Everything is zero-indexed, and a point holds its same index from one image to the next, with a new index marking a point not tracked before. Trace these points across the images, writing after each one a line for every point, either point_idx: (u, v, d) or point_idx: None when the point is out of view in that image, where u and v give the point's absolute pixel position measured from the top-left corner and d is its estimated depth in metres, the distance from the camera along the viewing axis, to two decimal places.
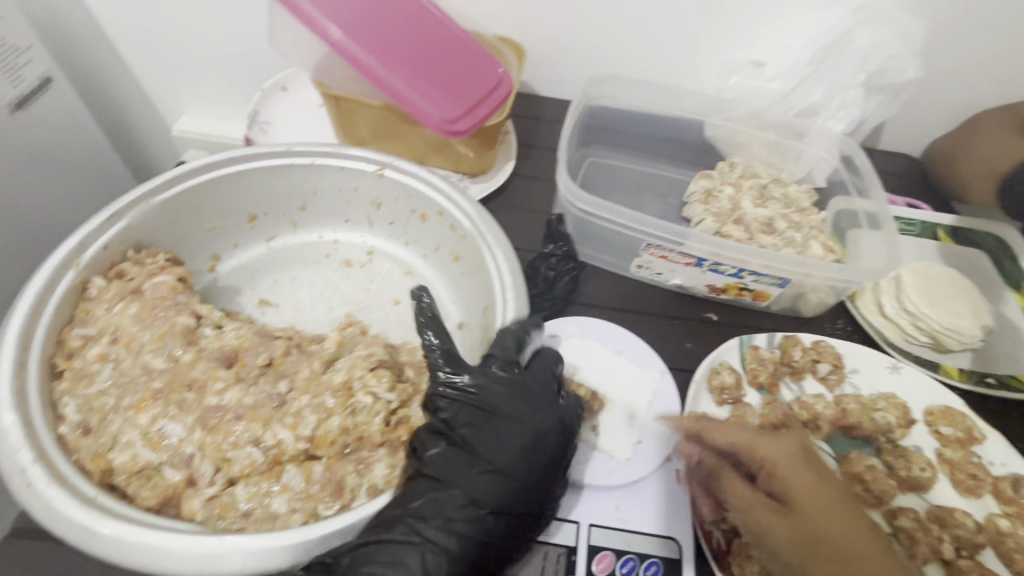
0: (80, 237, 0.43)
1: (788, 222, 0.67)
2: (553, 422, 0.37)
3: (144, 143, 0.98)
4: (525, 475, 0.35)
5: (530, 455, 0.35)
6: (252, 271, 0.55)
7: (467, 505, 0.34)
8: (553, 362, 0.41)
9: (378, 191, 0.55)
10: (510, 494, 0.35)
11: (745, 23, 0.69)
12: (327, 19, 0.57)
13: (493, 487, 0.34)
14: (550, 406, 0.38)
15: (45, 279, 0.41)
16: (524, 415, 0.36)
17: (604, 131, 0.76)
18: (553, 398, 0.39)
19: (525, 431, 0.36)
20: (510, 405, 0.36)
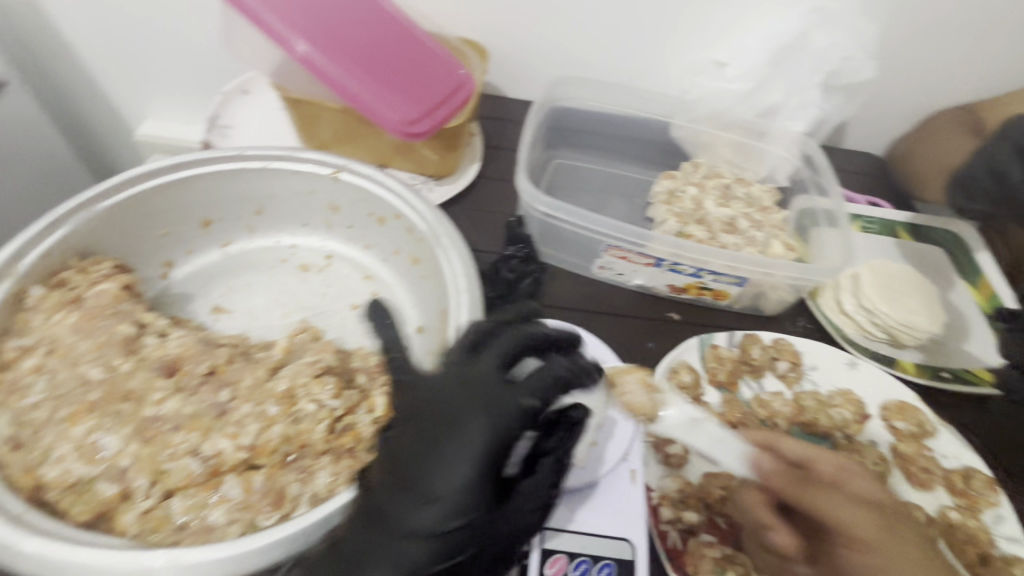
0: (15, 246, 0.42)
1: (750, 221, 0.67)
2: (484, 423, 0.35)
3: (108, 148, 0.96)
4: (456, 481, 0.34)
5: (459, 462, 0.34)
6: (206, 277, 0.54)
7: (402, 515, 0.34)
8: (503, 356, 0.38)
9: (335, 195, 0.55)
10: (442, 501, 0.34)
11: (706, 25, 0.70)
12: (282, 20, 0.56)
13: (429, 494, 0.34)
14: (490, 398, 0.36)
15: None
16: (458, 413, 0.35)
17: (572, 133, 0.76)
18: (494, 390, 0.36)
19: (458, 432, 0.35)
20: (441, 411, 0.36)
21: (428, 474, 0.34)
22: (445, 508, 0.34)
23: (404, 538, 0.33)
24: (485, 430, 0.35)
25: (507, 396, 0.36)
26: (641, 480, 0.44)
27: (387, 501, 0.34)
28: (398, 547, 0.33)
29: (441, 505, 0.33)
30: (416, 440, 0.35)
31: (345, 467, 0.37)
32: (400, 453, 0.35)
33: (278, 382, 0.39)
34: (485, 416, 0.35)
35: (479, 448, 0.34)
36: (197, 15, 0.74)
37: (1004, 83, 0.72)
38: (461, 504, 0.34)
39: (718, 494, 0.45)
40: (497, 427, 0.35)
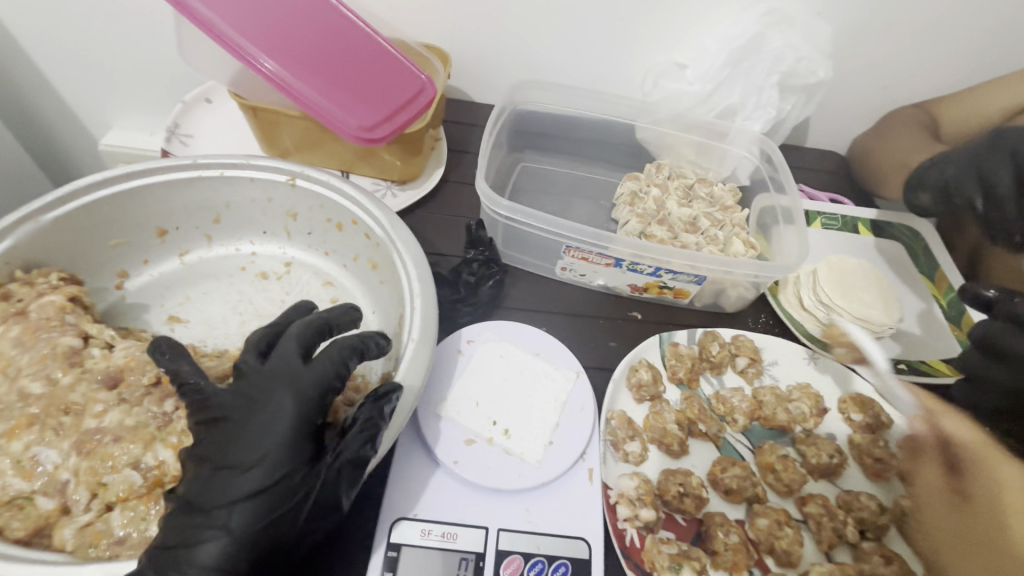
0: None
1: (712, 220, 0.68)
2: (285, 392, 0.35)
3: (72, 160, 0.95)
4: (264, 451, 0.33)
5: (263, 434, 0.33)
6: (163, 286, 0.53)
7: (217, 503, 0.32)
8: (294, 340, 0.38)
9: (292, 202, 0.54)
10: (255, 475, 0.32)
11: (664, 28, 0.71)
12: (234, 27, 0.56)
13: (241, 473, 0.33)
14: (292, 373, 0.36)
15: None
16: (259, 391, 0.35)
17: (536, 136, 0.77)
18: (294, 366, 0.36)
19: (263, 405, 0.34)
20: (238, 401, 0.35)
21: (235, 450, 0.33)
22: (258, 477, 0.32)
23: (220, 518, 0.32)
24: (289, 397, 0.35)
25: (307, 369, 0.36)
26: (598, 478, 0.45)
27: (198, 486, 0.33)
28: (218, 526, 0.31)
29: (253, 476, 0.32)
30: (224, 422, 0.34)
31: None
32: (207, 440, 0.34)
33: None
34: (287, 385, 0.35)
35: (285, 414, 0.34)
36: (156, 24, 0.73)
37: (955, 81, 0.74)
38: (277, 468, 0.33)
39: (675, 491, 0.45)
40: (302, 391, 0.35)
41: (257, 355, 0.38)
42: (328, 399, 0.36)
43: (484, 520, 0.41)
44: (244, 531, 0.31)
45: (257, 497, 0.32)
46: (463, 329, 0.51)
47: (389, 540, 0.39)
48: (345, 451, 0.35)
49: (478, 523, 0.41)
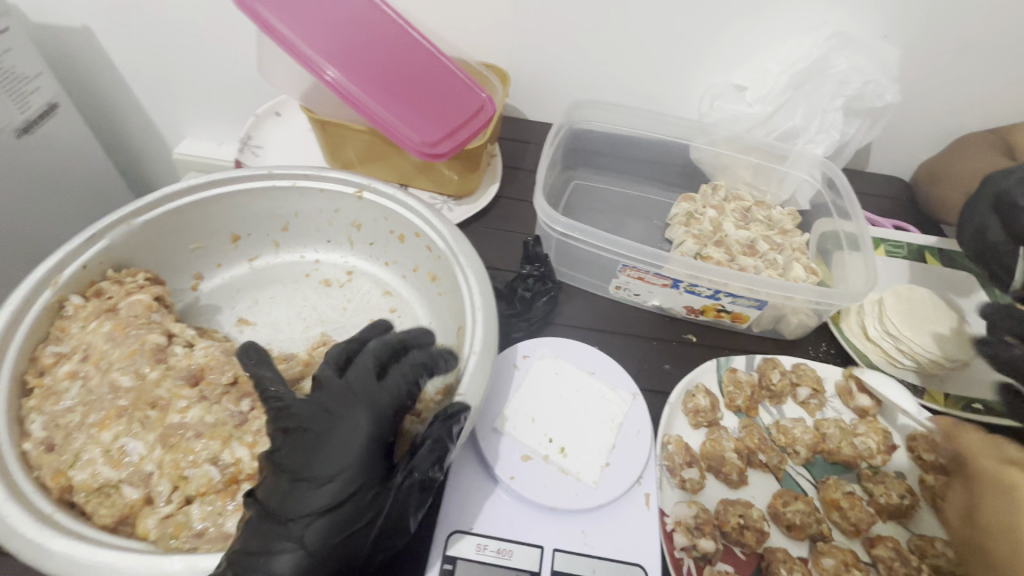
0: (60, 256, 0.44)
1: (770, 243, 0.67)
2: (362, 410, 0.36)
3: (148, 168, 1.01)
4: (341, 466, 0.34)
5: (342, 449, 0.35)
6: (233, 289, 0.56)
7: (295, 515, 0.33)
8: (372, 357, 0.39)
9: (357, 213, 0.56)
10: (333, 490, 0.34)
11: (722, 50, 0.71)
12: (312, 47, 0.58)
13: (321, 488, 0.34)
14: (368, 390, 0.37)
15: (21, 298, 0.41)
16: (338, 405, 0.37)
17: (590, 155, 0.78)
18: (370, 383, 0.38)
19: (342, 420, 0.36)
20: (316, 415, 0.36)
21: (314, 463, 0.34)
22: (336, 492, 0.34)
23: (298, 531, 0.33)
24: (366, 414, 0.36)
25: (382, 387, 0.38)
26: (655, 504, 0.44)
27: (275, 496, 0.34)
28: (295, 539, 0.32)
29: (332, 491, 0.34)
30: (303, 433, 0.36)
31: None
32: (285, 451, 0.35)
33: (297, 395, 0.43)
34: (364, 402, 0.37)
35: (362, 429, 0.36)
36: (234, 43, 0.78)
37: None
38: (353, 484, 0.34)
39: (735, 523, 0.44)
40: (378, 407, 0.37)
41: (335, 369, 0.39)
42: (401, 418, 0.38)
43: (540, 539, 0.41)
44: (321, 545, 0.32)
45: (334, 511, 0.34)
46: (518, 344, 0.52)
47: (445, 553, 0.40)
48: (418, 469, 0.36)
49: (533, 541, 0.41)
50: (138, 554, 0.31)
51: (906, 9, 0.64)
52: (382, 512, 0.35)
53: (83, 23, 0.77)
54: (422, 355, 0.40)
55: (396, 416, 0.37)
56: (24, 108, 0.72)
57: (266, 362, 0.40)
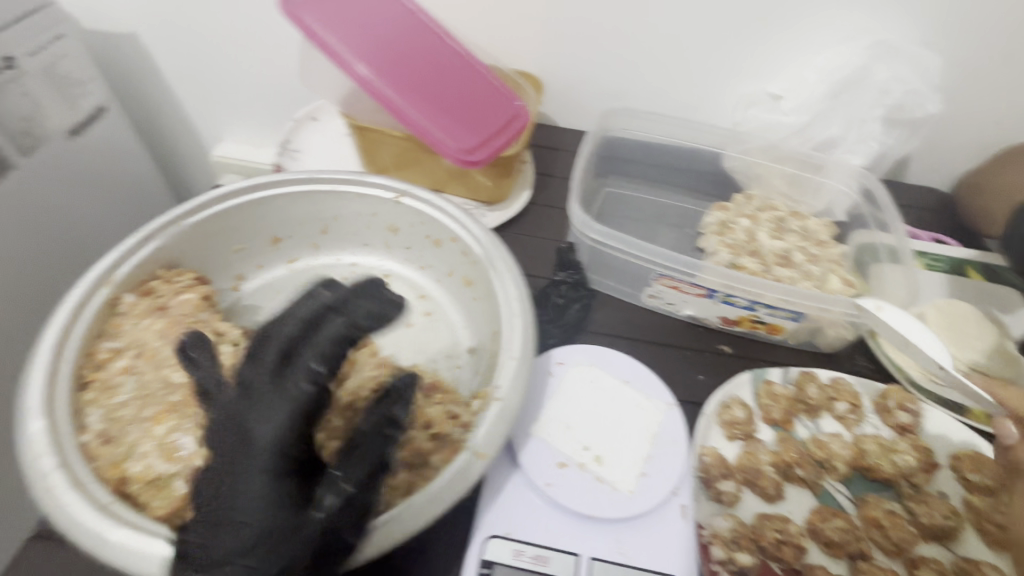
0: (116, 256, 0.46)
1: (806, 254, 0.66)
2: (264, 423, 0.34)
3: (185, 170, 1.04)
4: (253, 491, 0.33)
5: (250, 470, 0.34)
6: (274, 290, 0.57)
7: (214, 552, 0.32)
8: (269, 357, 0.37)
9: (395, 217, 0.57)
10: (245, 517, 0.33)
11: (757, 59, 0.71)
12: (354, 53, 0.60)
13: (238, 518, 0.33)
14: (267, 398, 0.35)
15: (80, 295, 0.43)
16: (242, 418, 0.35)
17: (622, 162, 0.77)
18: (267, 388, 0.36)
19: (248, 438, 0.34)
20: (227, 434, 0.35)
21: (229, 492, 0.33)
22: (249, 520, 0.33)
23: (216, 570, 0.31)
24: (269, 425, 0.34)
25: (281, 392, 0.35)
26: (690, 514, 0.44)
27: (196, 535, 0.33)
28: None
29: (247, 518, 0.33)
30: (217, 462, 0.35)
31: (403, 481, 0.39)
32: (206, 484, 0.34)
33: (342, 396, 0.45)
34: (264, 413, 0.35)
35: (266, 439, 0.34)
36: (275, 49, 0.80)
37: None
38: (271, 508, 0.33)
39: (772, 538, 0.43)
40: (280, 416, 0.35)
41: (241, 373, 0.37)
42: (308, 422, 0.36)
43: (576, 547, 0.41)
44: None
45: (251, 546, 0.32)
46: (553, 350, 0.52)
47: (483, 557, 0.40)
48: (342, 480, 0.35)
49: (570, 549, 0.41)
50: (145, 522, 0.34)
51: (952, 17, 0.63)
52: (313, 537, 0.33)
53: (131, 30, 0.81)
54: (326, 346, 0.37)
55: (303, 423, 0.35)
56: (74, 109, 0.76)
57: (202, 362, 0.40)
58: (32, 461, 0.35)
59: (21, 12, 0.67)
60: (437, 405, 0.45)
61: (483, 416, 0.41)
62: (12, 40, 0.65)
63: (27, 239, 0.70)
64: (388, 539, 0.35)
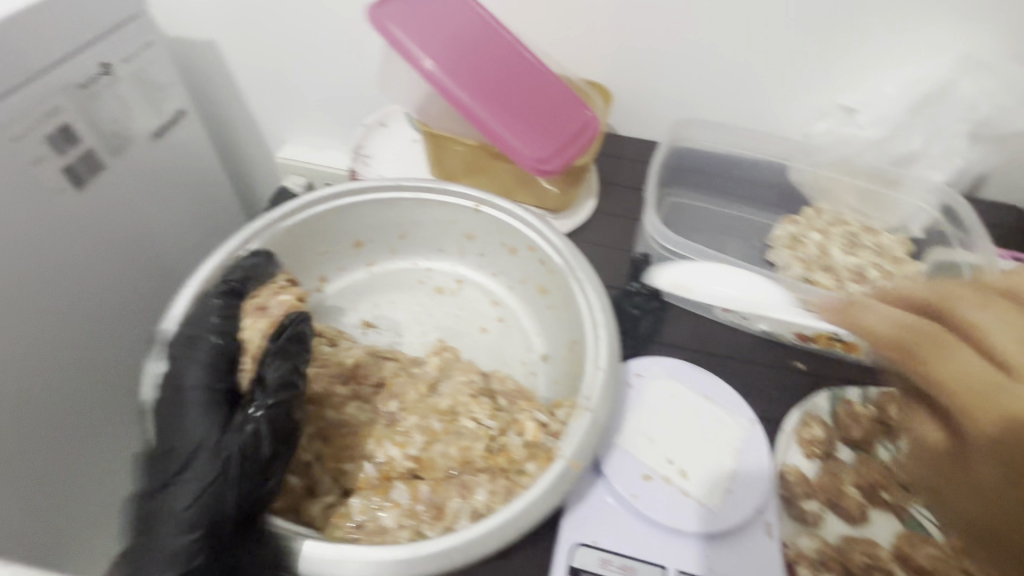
0: (219, 259, 0.49)
1: (881, 271, 0.65)
2: (189, 372, 0.41)
3: (251, 174, 1.08)
4: (185, 428, 0.39)
5: (178, 415, 0.40)
6: (355, 292, 0.59)
7: (166, 488, 0.37)
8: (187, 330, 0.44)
9: (473, 225, 0.59)
10: (181, 450, 0.38)
11: (829, 71, 0.70)
12: (436, 61, 0.61)
13: (176, 455, 0.38)
14: (185, 357, 0.42)
15: (191, 296, 0.47)
16: (170, 380, 0.42)
17: (688, 172, 0.77)
18: (186, 350, 0.43)
19: (177, 390, 0.41)
20: (163, 399, 0.41)
21: (166, 438, 0.39)
22: (184, 450, 0.38)
23: (169, 499, 0.37)
24: (191, 374, 0.41)
25: (198, 349, 0.43)
26: (776, 534, 0.43)
27: (150, 484, 0.38)
28: (169, 506, 0.36)
29: (183, 450, 0.38)
30: (157, 421, 0.41)
31: (501, 485, 0.40)
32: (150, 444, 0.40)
33: (442, 398, 0.45)
34: (188, 368, 0.42)
35: (196, 383, 0.41)
36: (348, 57, 0.83)
37: None
38: (200, 441, 0.38)
39: (861, 560, 0.43)
40: (198, 363, 0.42)
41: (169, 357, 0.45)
42: (218, 365, 0.42)
43: (664, 559, 0.41)
44: (185, 501, 0.36)
45: (191, 468, 0.37)
46: (631, 362, 0.52)
47: (571, 565, 0.40)
48: (253, 410, 0.39)
49: (659, 561, 0.41)
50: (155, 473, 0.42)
51: None
52: (228, 460, 0.37)
53: (210, 38, 0.85)
54: (219, 302, 0.46)
55: (219, 367, 0.42)
56: (158, 112, 0.79)
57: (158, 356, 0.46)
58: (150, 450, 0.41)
59: (122, 19, 0.70)
60: (527, 411, 0.44)
61: (572, 424, 0.41)
62: (110, 47, 0.68)
63: (110, 236, 0.73)
64: (494, 541, 0.36)
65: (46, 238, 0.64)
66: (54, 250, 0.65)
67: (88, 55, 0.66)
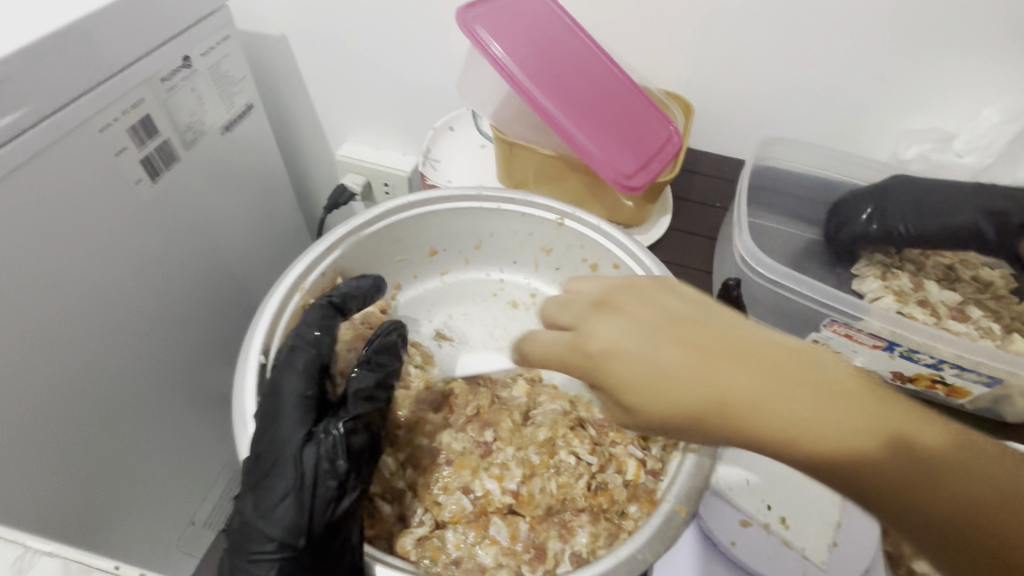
0: (306, 264, 0.51)
1: (983, 308, 0.60)
2: (289, 378, 0.42)
3: (309, 170, 1.08)
4: (283, 436, 0.40)
5: (276, 422, 0.40)
6: (428, 302, 0.60)
7: (266, 498, 0.38)
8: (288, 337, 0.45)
9: (552, 239, 0.59)
10: (280, 461, 0.39)
11: (933, 90, 0.65)
12: (521, 67, 0.59)
13: (275, 464, 0.39)
14: (286, 361, 0.43)
15: (280, 301, 0.48)
16: (269, 382, 0.42)
17: (767, 191, 0.73)
18: (286, 355, 0.43)
19: (276, 395, 0.41)
20: (261, 401, 0.42)
21: (263, 446, 0.40)
22: (284, 461, 0.39)
23: (270, 510, 0.38)
24: (290, 379, 0.42)
25: (297, 353, 0.43)
26: None
27: (249, 492, 0.39)
28: (270, 517, 0.38)
29: (283, 460, 0.39)
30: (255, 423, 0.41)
31: (603, 528, 0.43)
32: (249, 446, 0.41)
33: (539, 430, 0.48)
34: (286, 372, 0.42)
35: (291, 393, 0.41)
36: (418, 56, 0.81)
37: None
38: (287, 453, 0.39)
39: None
40: (297, 368, 0.43)
41: (265, 354, 0.45)
42: (314, 372, 0.43)
43: None
44: (286, 513, 0.38)
45: (289, 482, 0.38)
46: None
47: None
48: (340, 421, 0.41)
49: None
50: None
51: None
52: (308, 472, 0.39)
53: (281, 32, 0.84)
54: (319, 313, 0.47)
55: (314, 375, 0.43)
56: (230, 107, 0.79)
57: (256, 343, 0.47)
58: None
59: (205, 13, 0.70)
60: (622, 446, 0.47)
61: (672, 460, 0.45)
62: (191, 40, 0.68)
63: (178, 228, 0.73)
64: None
65: (123, 229, 0.64)
66: (127, 240, 0.65)
67: (172, 49, 0.66)
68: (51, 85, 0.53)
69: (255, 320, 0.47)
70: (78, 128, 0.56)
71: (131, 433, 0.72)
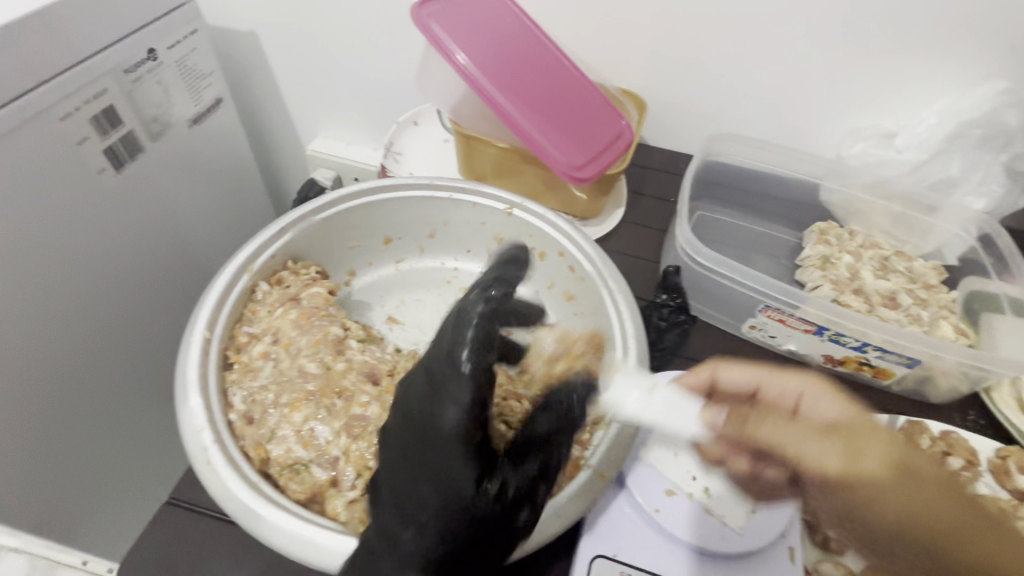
0: (255, 248, 0.53)
1: (914, 297, 0.63)
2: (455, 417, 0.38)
3: (283, 165, 1.10)
4: (439, 492, 0.36)
5: (446, 469, 0.37)
6: (382, 288, 0.62)
7: (413, 544, 0.36)
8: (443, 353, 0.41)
9: (502, 227, 0.61)
10: (440, 513, 0.36)
11: (872, 90, 0.69)
12: (476, 64, 0.61)
13: (430, 514, 0.36)
14: (445, 388, 0.39)
15: (226, 282, 0.51)
16: (426, 411, 0.39)
17: (718, 186, 0.76)
18: (445, 372, 0.40)
19: (437, 429, 0.38)
20: (418, 426, 0.39)
21: (421, 483, 0.37)
22: (438, 518, 0.36)
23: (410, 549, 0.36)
24: (451, 416, 0.38)
25: (459, 382, 0.39)
26: (799, 560, 0.43)
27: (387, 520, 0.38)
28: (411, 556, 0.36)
29: (434, 513, 0.36)
30: (415, 449, 0.38)
31: None
32: (396, 471, 0.38)
33: None
34: (449, 402, 0.38)
35: (452, 429, 0.37)
36: (385, 53, 0.83)
37: None
38: (456, 485, 0.36)
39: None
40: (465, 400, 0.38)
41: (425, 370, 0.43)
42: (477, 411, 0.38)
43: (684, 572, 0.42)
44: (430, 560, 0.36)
45: (442, 530, 0.36)
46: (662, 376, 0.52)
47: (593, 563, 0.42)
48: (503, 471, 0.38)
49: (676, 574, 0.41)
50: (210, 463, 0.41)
51: None
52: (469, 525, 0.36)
53: (251, 29, 0.86)
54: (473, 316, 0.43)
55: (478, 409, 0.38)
56: (197, 100, 0.80)
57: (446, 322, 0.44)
58: (194, 433, 0.42)
59: (171, 7, 0.71)
60: None
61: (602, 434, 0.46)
62: (157, 32, 0.70)
63: (143, 218, 0.74)
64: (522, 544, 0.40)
65: (86, 217, 0.65)
66: (93, 228, 0.66)
67: (137, 41, 0.67)
68: (14, 73, 0.54)
69: (201, 299, 0.49)
70: (40, 115, 0.57)
71: (96, 420, 0.73)
